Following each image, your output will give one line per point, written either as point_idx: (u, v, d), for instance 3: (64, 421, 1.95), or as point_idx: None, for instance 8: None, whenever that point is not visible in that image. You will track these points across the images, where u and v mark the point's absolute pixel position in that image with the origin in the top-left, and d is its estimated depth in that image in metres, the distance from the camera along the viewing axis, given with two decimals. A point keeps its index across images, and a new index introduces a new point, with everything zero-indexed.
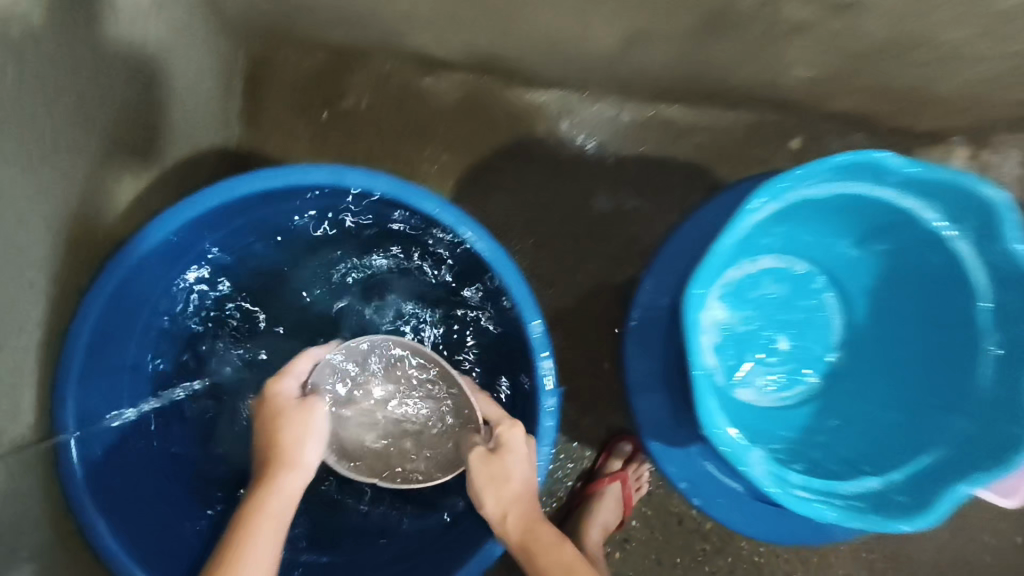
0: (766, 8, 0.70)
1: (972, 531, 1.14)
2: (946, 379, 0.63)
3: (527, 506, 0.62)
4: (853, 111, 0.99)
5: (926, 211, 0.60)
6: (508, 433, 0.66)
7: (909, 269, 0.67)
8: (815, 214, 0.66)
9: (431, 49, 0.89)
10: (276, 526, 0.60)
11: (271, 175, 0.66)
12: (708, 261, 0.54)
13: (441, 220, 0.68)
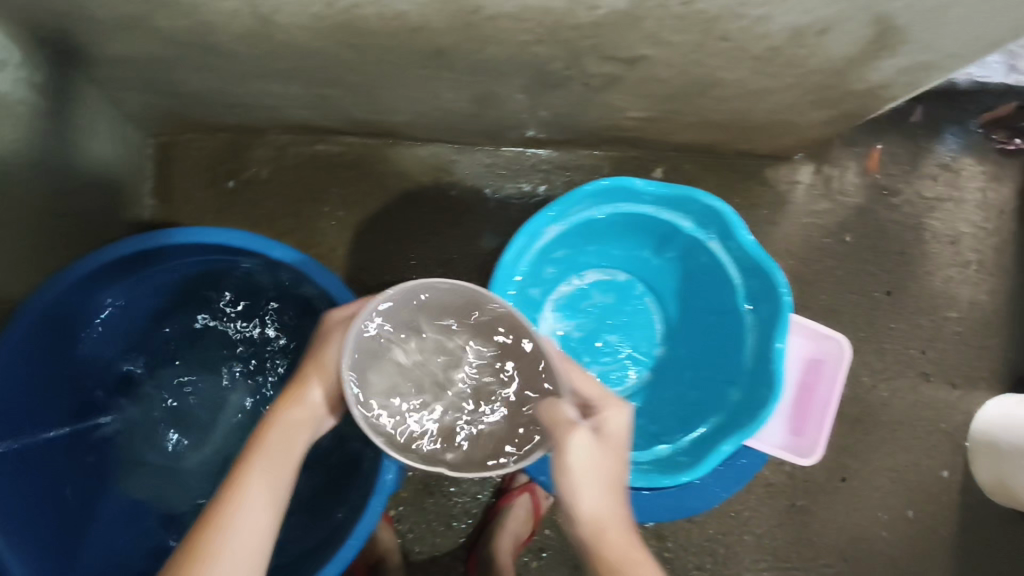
0: (571, 69, 0.84)
1: (866, 508, 1.24)
2: (726, 355, 0.81)
3: (614, 504, 0.64)
4: (696, 141, 1.15)
5: (680, 220, 0.79)
6: (617, 418, 0.66)
7: (692, 269, 0.84)
8: (611, 232, 0.84)
9: (316, 121, 1.03)
10: (280, 468, 0.63)
11: (168, 232, 0.76)
12: (500, 268, 0.75)
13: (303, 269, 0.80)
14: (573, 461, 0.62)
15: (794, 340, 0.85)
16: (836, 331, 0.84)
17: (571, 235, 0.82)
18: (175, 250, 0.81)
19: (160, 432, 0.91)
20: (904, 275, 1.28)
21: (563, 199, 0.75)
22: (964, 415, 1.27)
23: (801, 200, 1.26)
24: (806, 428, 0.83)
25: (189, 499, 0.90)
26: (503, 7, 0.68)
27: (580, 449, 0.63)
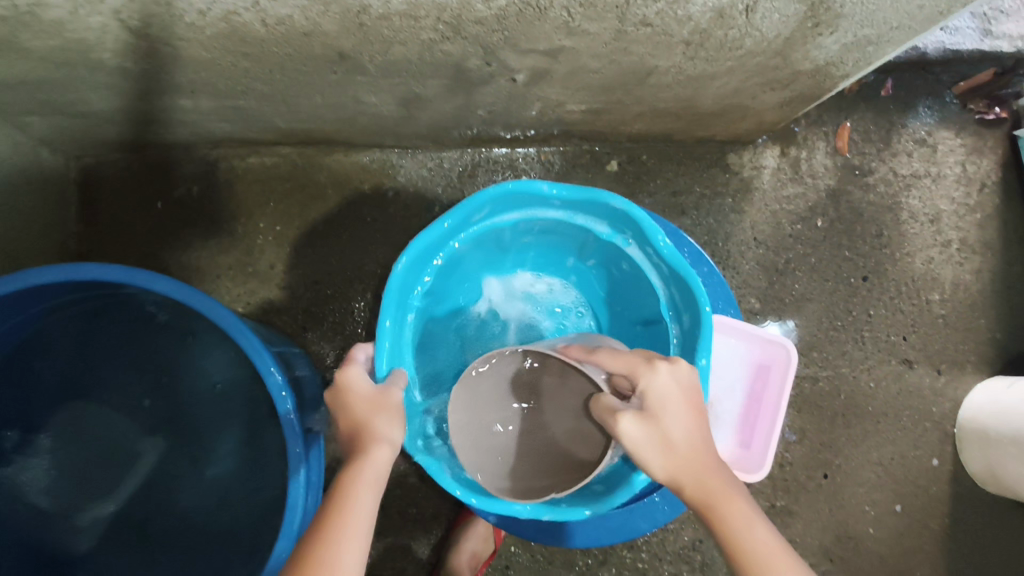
0: (490, 65, 0.79)
1: (851, 506, 1.17)
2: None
3: (704, 458, 0.63)
4: (650, 130, 1.09)
5: (594, 225, 0.75)
6: (658, 376, 0.65)
7: (614, 273, 0.83)
8: (528, 237, 0.82)
9: (241, 134, 0.98)
10: (369, 502, 0.60)
11: (35, 273, 0.71)
12: (387, 292, 0.72)
13: (185, 301, 0.74)
14: (631, 443, 0.63)
15: (744, 346, 0.89)
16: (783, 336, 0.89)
17: (475, 241, 0.79)
18: (55, 288, 0.76)
19: (65, 467, 0.92)
20: (882, 259, 1.21)
21: (457, 212, 0.72)
22: (952, 403, 1.21)
23: (768, 186, 1.19)
24: (754, 440, 0.87)
25: (91, 538, 0.91)
26: (390, 5, 0.63)
27: (633, 428, 0.63)
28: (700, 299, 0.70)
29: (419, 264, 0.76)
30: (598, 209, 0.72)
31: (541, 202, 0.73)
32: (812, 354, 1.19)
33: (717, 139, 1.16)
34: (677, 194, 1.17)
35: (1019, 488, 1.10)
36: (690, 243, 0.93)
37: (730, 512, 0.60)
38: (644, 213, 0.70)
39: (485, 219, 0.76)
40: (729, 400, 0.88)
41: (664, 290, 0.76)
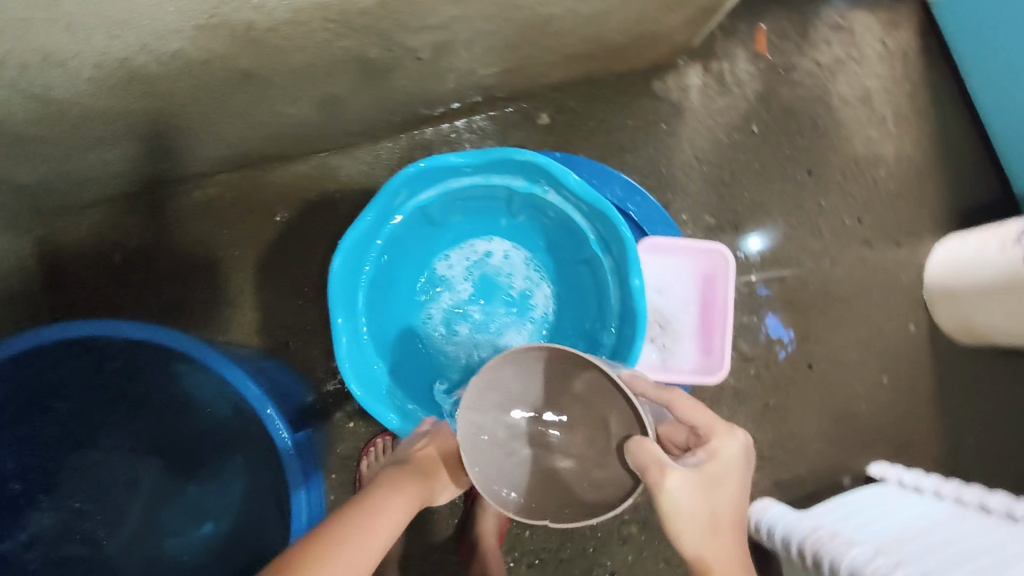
0: (392, 51, 0.81)
1: (841, 388, 1.22)
2: (595, 292, 0.83)
3: (737, 547, 0.63)
4: (569, 76, 1.11)
5: (512, 181, 0.77)
6: (725, 447, 0.65)
7: (539, 220, 0.84)
8: (457, 209, 0.83)
9: (177, 171, 1.00)
10: (407, 513, 0.64)
11: (7, 347, 0.78)
12: (331, 292, 0.72)
13: (147, 337, 0.80)
14: (671, 501, 0.60)
15: (689, 260, 0.94)
16: (717, 243, 0.93)
17: (408, 224, 0.81)
18: (29, 355, 0.80)
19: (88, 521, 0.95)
20: (822, 149, 1.24)
21: (376, 201, 0.73)
22: (917, 270, 1.25)
23: (698, 104, 1.21)
24: (713, 345, 0.92)
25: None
26: (274, 15, 0.64)
27: (678, 487, 0.60)
28: (620, 227, 0.72)
29: (355, 261, 0.76)
30: (509, 165, 0.74)
31: (456, 170, 0.75)
32: (775, 253, 1.22)
33: (638, 70, 1.17)
34: (612, 131, 1.19)
35: (992, 334, 1.14)
36: (620, 176, 0.93)
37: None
38: (549, 157, 0.72)
39: (408, 201, 0.78)
40: (684, 313, 0.94)
41: (591, 229, 0.77)
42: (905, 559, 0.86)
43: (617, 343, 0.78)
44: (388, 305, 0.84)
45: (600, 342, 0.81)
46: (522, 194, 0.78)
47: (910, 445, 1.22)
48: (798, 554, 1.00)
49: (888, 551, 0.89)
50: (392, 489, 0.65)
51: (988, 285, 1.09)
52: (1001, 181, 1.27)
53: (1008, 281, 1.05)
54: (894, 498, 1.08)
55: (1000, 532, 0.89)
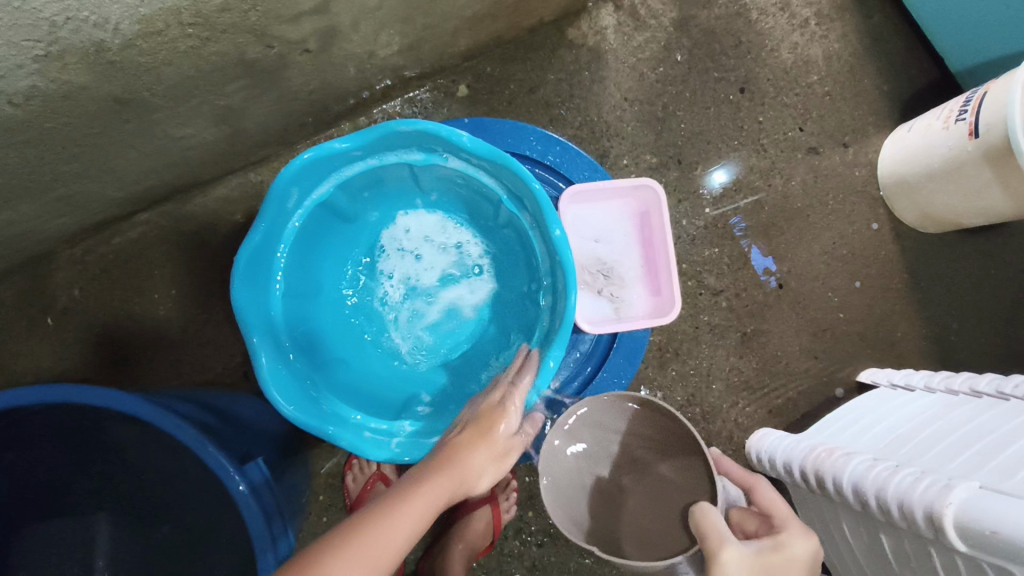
0: (273, 47, 0.76)
1: (816, 302, 1.19)
2: (519, 249, 0.80)
3: None
4: (478, 40, 1.06)
5: (408, 156, 0.73)
6: (794, 543, 0.66)
7: (447, 187, 0.80)
8: (361, 197, 0.79)
9: (87, 220, 0.95)
10: (439, 505, 0.58)
11: None
12: (240, 313, 0.67)
13: (66, 400, 0.71)
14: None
15: (621, 203, 0.94)
16: (645, 178, 0.91)
17: (312, 225, 0.76)
18: None
19: None
20: (750, 65, 1.21)
21: (267, 208, 0.68)
22: (868, 168, 1.22)
23: (617, 44, 1.17)
24: (660, 285, 0.92)
25: None
26: (122, 30, 0.60)
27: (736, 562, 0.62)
28: (525, 179, 0.68)
29: (262, 278, 0.71)
30: (398, 139, 0.69)
31: (343, 157, 0.70)
32: (722, 180, 1.19)
33: (548, 20, 1.12)
34: (534, 89, 1.14)
35: (951, 217, 1.12)
36: (532, 128, 0.94)
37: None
38: (436, 123, 0.67)
39: (305, 201, 0.73)
40: (627, 256, 0.94)
41: (500, 188, 0.74)
42: (903, 461, 0.84)
43: (552, 292, 0.75)
44: (316, 315, 0.80)
45: (537, 298, 0.78)
46: (422, 167, 0.74)
47: (893, 344, 1.20)
48: (802, 476, 0.98)
49: (885, 456, 0.87)
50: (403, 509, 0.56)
51: (937, 168, 1.07)
52: (935, 62, 1.24)
53: (956, 160, 1.03)
54: (886, 399, 1.06)
55: (990, 411, 0.87)
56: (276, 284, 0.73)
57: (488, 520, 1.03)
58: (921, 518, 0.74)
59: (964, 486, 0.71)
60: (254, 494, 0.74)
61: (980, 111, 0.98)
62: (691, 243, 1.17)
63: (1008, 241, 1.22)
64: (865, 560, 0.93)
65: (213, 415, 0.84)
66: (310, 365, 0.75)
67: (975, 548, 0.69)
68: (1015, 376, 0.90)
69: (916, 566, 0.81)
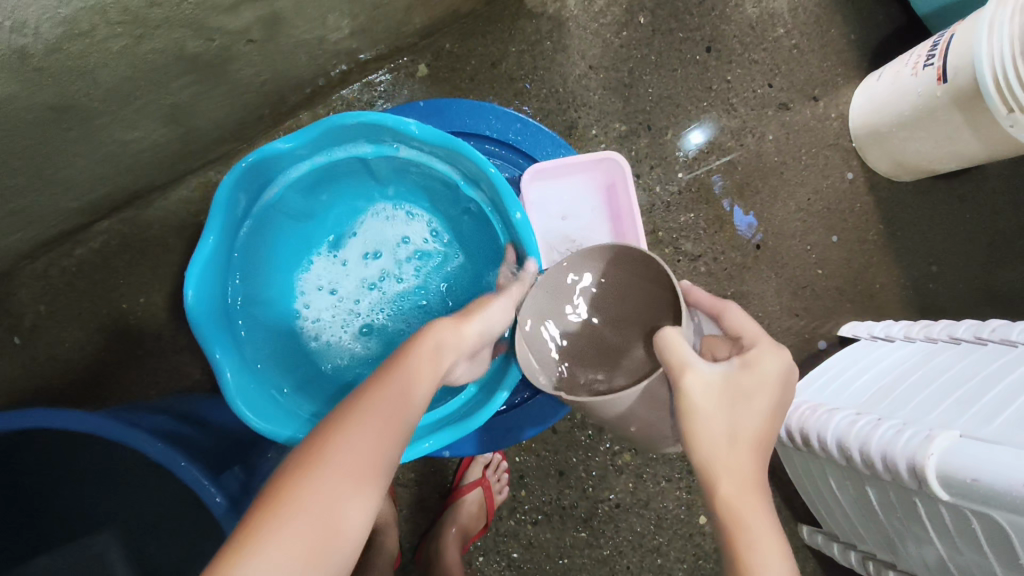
0: (213, 39, 0.73)
1: (796, 261, 1.19)
2: (483, 239, 0.79)
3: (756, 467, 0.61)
4: (433, 15, 1.02)
5: (358, 151, 0.71)
6: (766, 360, 0.64)
7: (404, 179, 0.79)
8: (315, 195, 0.77)
9: (44, 233, 0.92)
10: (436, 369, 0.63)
11: None
12: (196, 326, 0.65)
13: (30, 424, 0.69)
14: (691, 401, 0.63)
15: (586, 177, 0.93)
16: (609, 151, 0.90)
17: (265, 227, 0.74)
18: None
19: None
20: (715, 23, 1.18)
21: (215, 216, 0.66)
22: (840, 120, 1.20)
23: (578, 10, 1.13)
24: None
25: None
26: (44, 35, 0.57)
27: (697, 390, 0.63)
28: (481, 165, 0.67)
29: (217, 287, 0.69)
30: (345, 133, 0.68)
31: (289, 156, 0.68)
32: (693, 142, 1.17)
33: None
34: (496, 63, 1.11)
35: (924, 164, 1.11)
36: (491, 105, 0.91)
37: (755, 533, 0.58)
38: (380, 113, 0.66)
39: (255, 205, 0.71)
40: (595, 232, 0.93)
41: (457, 175, 0.72)
42: (885, 414, 0.85)
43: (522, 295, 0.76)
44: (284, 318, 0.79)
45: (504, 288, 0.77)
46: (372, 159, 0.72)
47: (873, 296, 1.21)
48: (788, 436, 0.99)
49: (869, 410, 0.88)
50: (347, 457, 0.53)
51: (907, 116, 1.06)
52: (902, 7, 1.22)
53: (926, 106, 1.02)
54: (867, 351, 1.07)
55: (967, 359, 0.87)
56: (236, 291, 0.73)
57: (480, 502, 1.04)
58: (905, 471, 0.75)
59: (944, 435, 0.72)
60: (231, 503, 0.73)
61: (947, 56, 0.97)
62: (666, 209, 1.16)
63: (982, 184, 1.22)
64: (852, 509, 0.95)
65: (188, 425, 0.82)
66: (277, 370, 0.75)
67: (957, 496, 0.70)
68: (991, 321, 0.91)
69: (902, 516, 0.83)
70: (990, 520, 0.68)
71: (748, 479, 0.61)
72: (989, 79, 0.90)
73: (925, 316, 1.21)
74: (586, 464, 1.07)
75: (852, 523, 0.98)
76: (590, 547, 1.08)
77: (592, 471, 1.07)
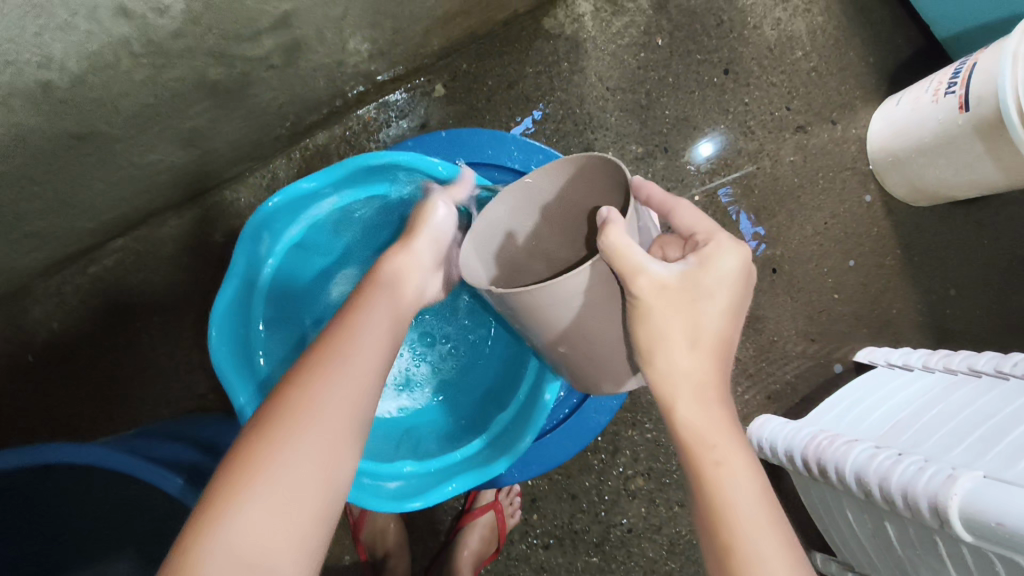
0: (234, 66, 0.72)
1: (812, 286, 1.18)
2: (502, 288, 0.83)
3: (721, 391, 0.63)
4: (451, 37, 1.02)
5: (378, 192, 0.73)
6: (721, 255, 0.62)
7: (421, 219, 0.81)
8: (331, 235, 0.79)
9: (60, 253, 0.92)
10: (389, 327, 0.64)
11: None
12: (219, 369, 0.65)
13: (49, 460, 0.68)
14: (646, 304, 0.60)
15: None
16: None
17: (283, 268, 0.75)
18: None
19: None
20: (733, 45, 1.17)
21: (235, 258, 0.66)
22: (857, 144, 1.19)
23: (596, 31, 1.13)
24: None
25: None
26: (69, 69, 0.57)
27: (654, 297, 0.60)
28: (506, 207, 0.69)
29: (238, 327, 0.70)
30: (368, 173, 0.70)
31: (312, 197, 0.70)
32: (710, 165, 1.16)
33: (522, 12, 1.08)
34: (513, 84, 1.10)
35: (942, 190, 1.10)
36: (513, 136, 0.91)
37: (723, 453, 0.60)
38: (404, 153, 0.68)
39: (274, 245, 0.72)
40: None
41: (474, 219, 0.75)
42: (906, 449, 0.84)
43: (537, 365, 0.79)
44: None
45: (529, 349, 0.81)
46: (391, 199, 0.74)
47: (889, 322, 1.19)
48: (804, 465, 0.98)
49: (887, 444, 0.87)
50: (300, 426, 0.53)
51: (928, 142, 1.05)
52: (921, 30, 1.21)
53: (946, 134, 1.01)
54: (884, 380, 1.06)
55: (990, 395, 0.86)
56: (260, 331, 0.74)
57: (492, 525, 1.03)
58: (926, 508, 0.74)
59: (968, 475, 0.71)
60: None
61: (970, 84, 0.96)
62: None
63: (1002, 209, 1.21)
64: (869, 542, 0.94)
65: (204, 454, 0.82)
66: None
67: (981, 538, 0.69)
68: (1013, 354, 0.89)
69: (922, 553, 0.82)
70: (1016, 565, 0.66)
71: (708, 390, 0.62)
72: (1013, 109, 0.89)
73: (941, 343, 1.20)
74: (598, 489, 1.06)
75: (868, 555, 0.97)
76: (602, 572, 1.07)
77: (604, 495, 1.06)
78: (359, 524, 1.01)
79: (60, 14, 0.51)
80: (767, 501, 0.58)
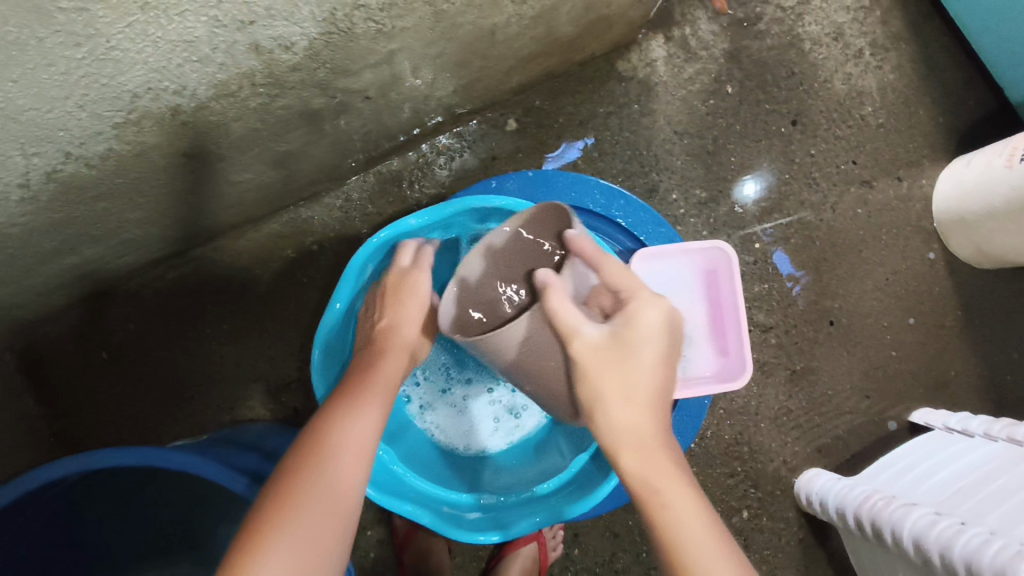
0: (335, 97, 0.76)
1: (870, 341, 1.17)
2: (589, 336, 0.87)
3: (665, 440, 0.64)
4: (529, 76, 1.05)
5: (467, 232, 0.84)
6: (644, 311, 0.68)
7: None
8: None
9: (146, 257, 0.96)
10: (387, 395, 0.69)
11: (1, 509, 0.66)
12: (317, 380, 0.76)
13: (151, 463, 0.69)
14: (583, 363, 0.68)
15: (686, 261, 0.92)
16: (718, 239, 0.90)
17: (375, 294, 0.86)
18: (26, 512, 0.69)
19: None
20: (803, 97, 1.19)
21: (343, 284, 0.77)
22: (923, 201, 1.19)
23: (668, 75, 1.15)
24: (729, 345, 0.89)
25: None
26: (198, 95, 0.60)
27: (587, 355, 0.68)
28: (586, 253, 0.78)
29: (335, 344, 0.80)
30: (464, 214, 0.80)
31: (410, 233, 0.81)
32: (774, 214, 1.16)
33: (598, 54, 1.11)
34: (583, 122, 1.13)
35: (1010, 255, 1.09)
36: (596, 180, 0.94)
37: (666, 494, 0.60)
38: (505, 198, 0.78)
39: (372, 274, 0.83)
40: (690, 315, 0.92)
41: None
42: (967, 519, 0.82)
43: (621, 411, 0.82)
44: None
45: None
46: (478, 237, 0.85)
47: (947, 384, 1.17)
48: (857, 525, 0.96)
49: (948, 512, 0.85)
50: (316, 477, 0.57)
51: (998, 208, 1.04)
52: (993, 94, 1.21)
53: (1020, 202, 1.00)
54: (941, 443, 1.04)
55: None
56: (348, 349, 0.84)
57: (534, 557, 1.03)
58: None
59: None
60: None
61: None
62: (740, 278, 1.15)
63: None
64: None
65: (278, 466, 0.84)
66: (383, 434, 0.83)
67: None
68: None
69: None
70: None
71: (648, 440, 0.64)
72: None
73: (1001, 408, 1.17)
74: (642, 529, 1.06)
75: None
76: None
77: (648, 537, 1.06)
78: (404, 545, 1.03)
79: (203, 49, 0.55)
80: (717, 531, 0.58)
